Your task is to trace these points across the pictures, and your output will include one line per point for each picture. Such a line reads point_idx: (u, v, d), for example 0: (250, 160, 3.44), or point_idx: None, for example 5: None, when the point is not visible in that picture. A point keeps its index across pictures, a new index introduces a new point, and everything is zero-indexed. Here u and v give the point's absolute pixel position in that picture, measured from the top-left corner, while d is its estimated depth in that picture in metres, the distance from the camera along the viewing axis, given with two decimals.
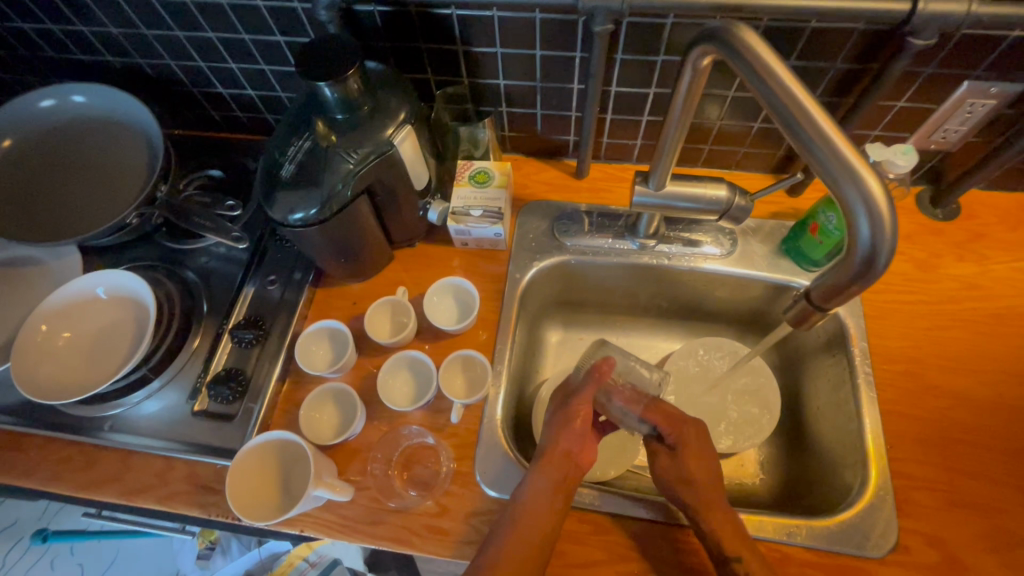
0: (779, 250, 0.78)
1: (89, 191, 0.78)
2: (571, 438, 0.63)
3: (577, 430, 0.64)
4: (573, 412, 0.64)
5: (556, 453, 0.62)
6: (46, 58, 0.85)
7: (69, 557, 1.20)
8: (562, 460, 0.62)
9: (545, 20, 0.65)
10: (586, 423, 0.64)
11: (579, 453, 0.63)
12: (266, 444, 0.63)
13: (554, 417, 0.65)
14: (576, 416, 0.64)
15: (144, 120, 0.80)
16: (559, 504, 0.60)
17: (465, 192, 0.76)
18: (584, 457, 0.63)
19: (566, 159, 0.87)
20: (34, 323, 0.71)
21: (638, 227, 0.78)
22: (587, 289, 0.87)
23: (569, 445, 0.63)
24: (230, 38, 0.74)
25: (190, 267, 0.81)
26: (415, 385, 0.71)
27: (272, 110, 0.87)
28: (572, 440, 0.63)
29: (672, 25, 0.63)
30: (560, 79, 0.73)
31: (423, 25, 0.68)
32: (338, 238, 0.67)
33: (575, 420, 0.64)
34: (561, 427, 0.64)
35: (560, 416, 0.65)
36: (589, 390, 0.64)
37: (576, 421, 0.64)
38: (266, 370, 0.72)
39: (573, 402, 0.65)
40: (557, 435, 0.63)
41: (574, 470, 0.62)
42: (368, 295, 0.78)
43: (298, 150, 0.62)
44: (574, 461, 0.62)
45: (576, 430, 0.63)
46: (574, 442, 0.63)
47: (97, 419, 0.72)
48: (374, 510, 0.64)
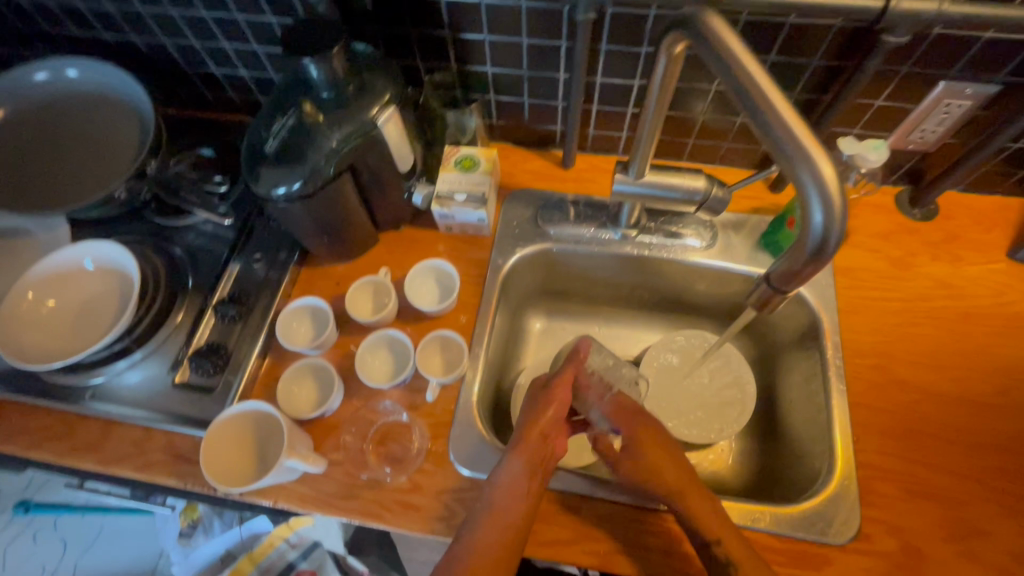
0: (759, 244, 0.80)
1: (80, 164, 0.80)
2: (547, 421, 0.65)
3: (553, 413, 0.65)
4: (551, 395, 0.67)
5: (534, 434, 0.63)
6: (42, 33, 0.86)
7: (53, 532, 1.22)
8: (538, 442, 0.62)
9: (531, 8, 0.66)
10: (562, 408, 0.66)
11: (554, 437, 0.64)
12: (243, 415, 0.64)
13: (532, 400, 0.67)
14: (553, 400, 0.66)
15: (136, 97, 0.81)
16: (535, 485, 0.60)
17: (451, 177, 0.77)
18: (558, 441, 0.64)
19: (554, 150, 0.88)
20: (20, 290, 0.72)
21: (620, 217, 0.80)
22: (571, 278, 0.88)
23: (544, 427, 0.64)
24: (223, 18, 0.75)
25: (177, 244, 0.82)
26: (393, 364, 0.72)
27: (264, 91, 0.88)
28: (548, 422, 0.64)
29: (655, 17, 0.64)
30: (547, 68, 0.74)
31: (412, 9, 0.69)
32: (322, 215, 0.68)
33: (551, 404, 0.66)
34: (537, 408, 0.66)
35: (538, 399, 0.67)
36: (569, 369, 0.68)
37: (551, 406, 0.66)
38: (248, 346, 0.73)
39: (551, 384, 0.68)
40: (533, 418, 0.65)
41: (549, 452, 0.63)
42: (352, 276, 0.80)
43: (283, 126, 0.63)
44: (549, 444, 0.63)
45: (553, 413, 0.65)
46: (549, 425, 0.64)
47: (79, 388, 0.73)
48: (348, 484, 0.65)
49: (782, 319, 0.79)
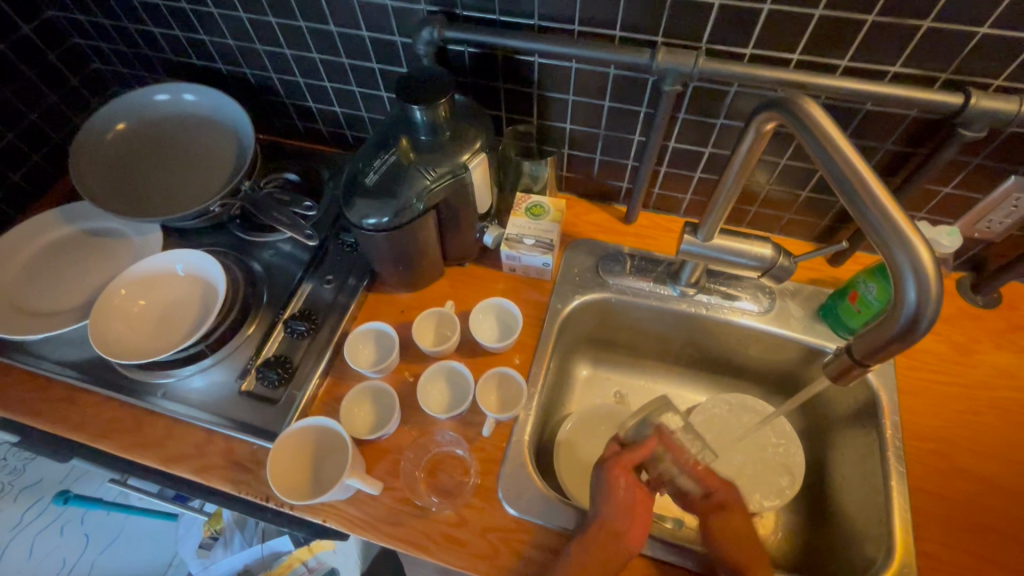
0: (817, 315, 0.80)
1: (182, 178, 0.87)
2: (617, 516, 0.61)
3: (620, 503, 0.61)
4: (614, 482, 0.62)
5: (601, 528, 0.60)
6: (165, 60, 0.96)
7: (78, 526, 1.21)
8: (604, 538, 0.59)
9: (618, 76, 0.71)
10: (629, 494, 0.62)
11: (626, 531, 0.60)
12: (307, 431, 0.67)
13: (598, 484, 0.64)
14: (617, 490, 0.62)
15: (239, 123, 0.88)
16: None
17: (521, 221, 0.81)
18: (632, 534, 0.60)
19: (616, 204, 0.92)
20: (116, 287, 0.77)
21: (681, 274, 0.81)
22: (623, 329, 0.89)
23: (614, 522, 0.60)
24: (331, 61, 0.83)
25: (257, 258, 0.87)
26: (450, 396, 0.74)
27: (352, 127, 0.95)
28: (615, 516, 0.60)
29: (735, 94, 0.69)
30: (623, 129, 0.78)
31: (505, 67, 0.75)
32: (401, 246, 0.72)
33: (617, 491, 0.62)
34: (603, 500, 0.62)
35: (602, 485, 0.63)
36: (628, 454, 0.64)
37: (616, 495, 0.61)
38: (313, 362, 0.76)
39: (610, 469, 0.63)
40: (602, 509, 0.61)
41: (619, 551, 0.59)
42: (415, 305, 0.83)
43: (383, 162, 0.67)
44: (617, 541, 0.59)
45: (618, 502, 0.61)
46: (621, 519, 0.60)
47: (151, 385, 0.77)
48: (397, 510, 0.66)
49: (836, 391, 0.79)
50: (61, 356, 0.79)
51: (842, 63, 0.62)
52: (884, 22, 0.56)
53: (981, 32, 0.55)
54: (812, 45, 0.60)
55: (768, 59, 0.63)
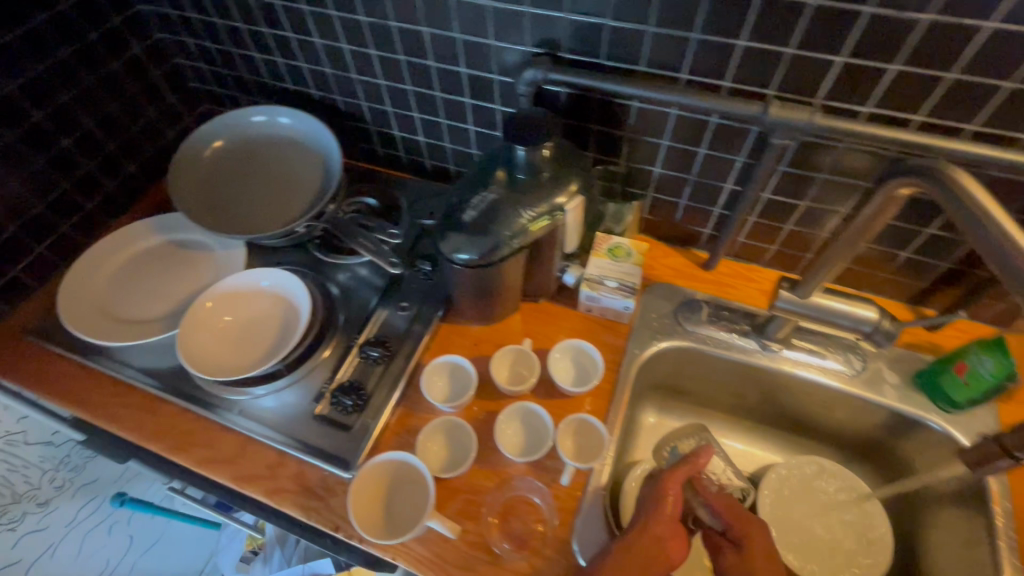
0: (912, 382, 0.75)
1: (272, 198, 0.89)
2: (663, 523, 0.61)
3: (668, 514, 0.62)
4: (663, 490, 0.63)
5: (647, 533, 0.60)
6: (260, 83, 0.99)
7: (125, 527, 1.22)
8: (650, 544, 0.60)
9: (718, 125, 0.70)
10: (675, 507, 0.62)
11: (670, 542, 0.60)
12: (387, 465, 0.67)
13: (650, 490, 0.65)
14: (666, 498, 0.63)
15: (329, 150, 0.91)
16: None
17: (602, 262, 0.80)
18: (674, 549, 0.60)
19: (695, 249, 0.90)
20: (203, 299, 0.79)
21: (767, 328, 0.78)
22: (697, 379, 0.86)
23: (660, 530, 0.61)
24: (424, 93, 0.85)
25: (334, 281, 0.88)
26: (526, 438, 0.72)
27: (433, 156, 0.97)
28: (658, 524, 0.61)
29: (843, 149, 0.67)
30: (715, 177, 0.77)
31: (600, 109, 0.75)
32: (486, 281, 0.72)
33: (665, 501, 0.63)
34: (653, 506, 0.63)
35: (653, 491, 0.64)
36: (682, 469, 0.64)
37: (665, 505, 0.62)
38: (387, 390, 0.76)
39: (662, 480, 0.64)
40: (649, 515, 0.62)
41: (664, 558, 0.59)
42: (488, 339, 0.82)
43: (482, 200, 0.67)
44: (664, 548, 0.60)
45: (668, 514, 0.62)
46: (665, 528, 0.61)
47: (228, 402, 0.77)
48: (468, 554, 0.64)
49: (921, 460, 0.76)
50: (143, 364, 0.81)
51: (968, 128, 0.59)
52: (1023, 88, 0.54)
53: None
54: (937, 108, 0.58)
55: (884, 118, 0.61)
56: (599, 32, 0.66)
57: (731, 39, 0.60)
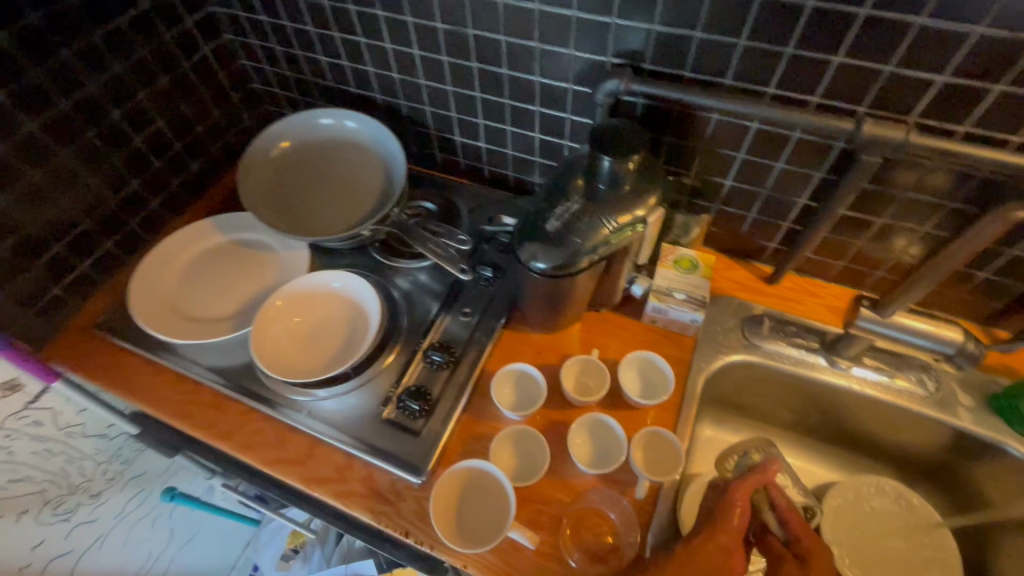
0: (987, 406, 0.74)
1: (338, 201, 0.90)
2: (729, 534, 0.62)
3: (736, 525, 0.62)
4: (731, 501, 0.64)
5: (715, 542, 0.61)
6: (323, 85, 1.00)
7: (167, 521, 1.24)
8: (719, 554, 0.60)
9: (800, 139, 0.69)
10: (743, 520, 0.63)
11: (734, 553, 0.60)
12: (466, 471, 0.68)
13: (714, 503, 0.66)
14: (736, 508, 0.64)
15: (393, 156, 0.91)
16: None
17: (670, 274, 0.80)
18: (737, 560, 0.60)
19: (758, 263, 0.90)
20: (275, 299, 0.79)
21: (838, 346, 0.78)
22: (760, 395, 0.85)
23: (727, 541, 0.61)
24: (492, 100, 0.85)
25: (396, 285, 0.88)
26: (595, 449, 0.72)
27: (493, 163, 0.97)
28: (725, 534, 0.61)
29: (930, 168, 0.66)
30: (788, 191, 0.76)
31: (677, 121, 0.75)
32: (560, 290, 0.72)
33: (735, 512, 0.63)
34: (723, 515, 0.63)
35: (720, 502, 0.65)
36: (751, 479, 0.66)
37: (732, 515, 0.63)
38: (454, 396, 0.76)
39: (732, 491, 0.65)
40: (716, 524, 0.62)
41: (727, 569, 0.59)
42: (553, 348, 0.82)
43: (566, 210, 0.67)
44: (728, 559, 0.60)
45: (735, 524, 0.62)
46: (731, 539, 0.61)
47: (297, 402, 0.78)
48: (540, 565, 0.64)
49: (995, 486, 0.75)
50: (211, 362, 0.82)
51: None
52: None
53: None
54: None
55: (980, 138, 0.60)
56: (686, 45, 0.66)
57: (826, 55, 0.60)
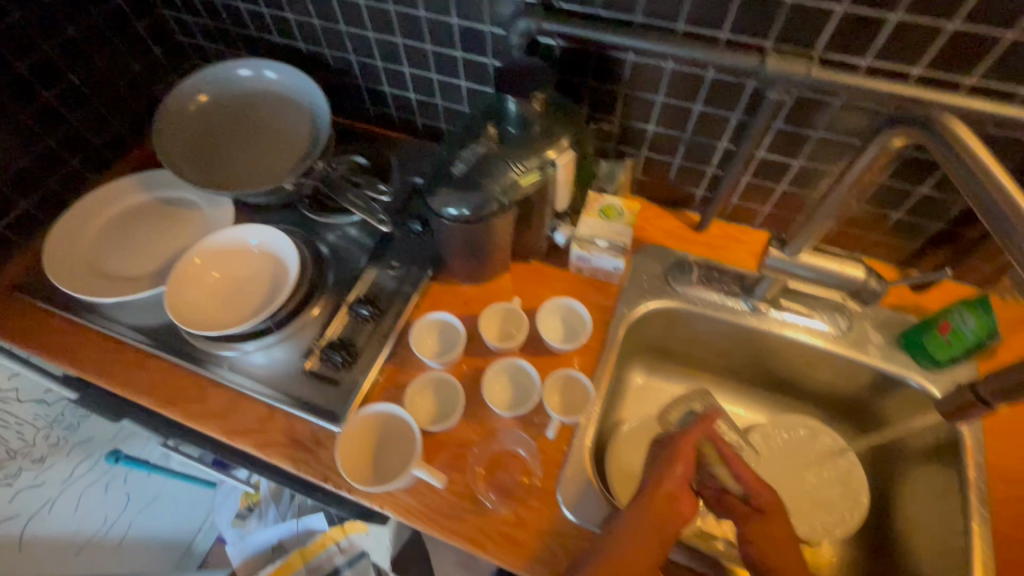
0: (896, 344, 0.76)
1: (258, 154, 0.87)
2: (673, 482, 0.61)
3: (679, 474, 0.61)
4: (676, 453, 0.62)
5: (658, 492, 0.60)
6: (246, 35, 0.96)
7: (122, 485, 1.25)
8: (663, 503, 0.59)
9: (714, 79, 0.69)
10: (688, 469, 0.61)
11: (680, 499, 0.60)
12: (378, 415, 0.68)
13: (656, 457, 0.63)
14: (677, 460, 0.62)
15: (317, 108, 0.89)
16: (654, 549, 0.57)
17: (594, 222, 0.79)
18: (685, 504, 0.60)
19: (688, 212, 0.90)
20: (191, 256, 0.78)
21: (755, 289, 0.79)
22: (686, 341, 0.87)
23: (670, 487, 0.60)
24: (414, 46, 0.83)
25: (323, 240, 0.87)
26: (513, 393, 0.73)
27: (424, 115, 0.95)
28: (672, 483, 0.60)
29: (839, 106, 0.66)
30: (708, 135, 0.76)
31: (595, 63, 0.73)
32: (476, 238, 0.71)
33: (677, 463, 0.61)
34: (662, 467, 0.62)
35: (664, 454, 0.63)
36: (696, 431, 0.63)
37: (674, 466, 0.61)
38: (377, 347, 0.76)
39: (676, 444, 0.63)
40: (658, 476, 0.61)
41: (675, 515, 0.59)
42: (480, 299, 0.82)
43: (472, 153, 0.66)
44: (676, 505, 0.59)
45: (678, 473, 0.61)
46: (677, 486, 0.60)
47: (218, 357, 0.78)
48: (453, 504, 0.66)
49: (902, 420, 0.78)
50: (134, 321, 0.81)
51: (966, 82, 0.58)
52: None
53: None
54: (935, 61, 0.57)
55: (883, 72, 0.60)
56: None
57: None
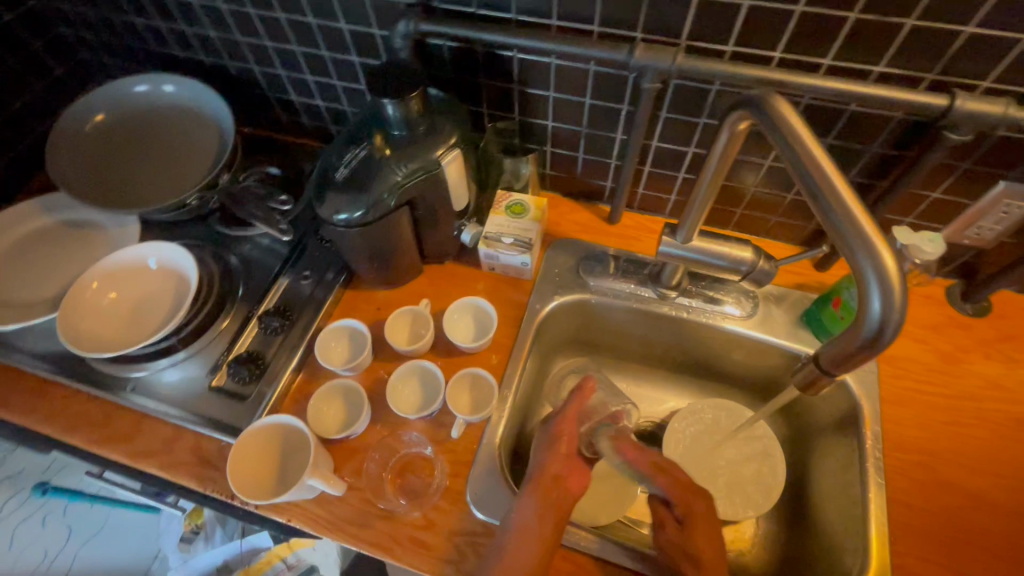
0: (800, 321, 0.78)
1: (160, 169, 0.86)
2: (557, 461, 0.62)
3: (562, 451, 0.63)
4: (556, 432, 0.65)
5: (545, 476, 0.61)
6: (148, 50, 0.95)
7: (60, 517, 1.21)
8: (551, 486, 0.60)
9: (598, 72, 0.70)
10: (571, 443, 0.64)
11: (568, 476, 0.62)
12: (276, 428, 0.67)
13: (540, 440, 0.66)
14: (560, 435, 0.64)
15: (219, 119, 0.87)
16: (548, 533, 0.57)
17: (501, 220, 0.80)
18: (574, 481, 0.62)
19: (601, 204, 0.91)
20: (87, 279, 0.77)
21: (662, 276, 0.80)
22: (606, 332, 0.88)
23: (556, 467, 0.62)
24: (311, 53, 0.82)
25: (234, 253, 0.86)
26: (423, 396, 0.73)
27: (335, 121, 0.94)
28: (555, 461, 0.62)
29: (717, 92, 0.67)
30: (604, 127, 0.77)
31: (485, 62, 0.74)
32: (374, 243, 0.71)
33: (559, 440, 0.64)
34: (548, 450, 0.64)
35: (545, 437, 0.65)
36: (572, 405, 0.66)
37: (560, 443, 0.64)
38: (285, 358, 0.75)
39: (556, 422, 0.66)
40: (543, 458, 0.63)
41: (566, 495, 0.60)
42: (393, 303, 0.82)
43: (355, 157, 0.66)
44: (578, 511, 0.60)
45: (560, 451, 0.63)
46: (560, 463, 0.62)
47: (121, 379, 0.76)
48: (363, 511, 0.65)
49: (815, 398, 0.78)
50: (35, 349, 0.79)
51: (825, 62, 0.60)
52: (868, 18, 0.55)
53: (968, 30, 0.53)
54: (794, 43, 0.59)
55: (748, 56, 0.62)
56: None
57: None
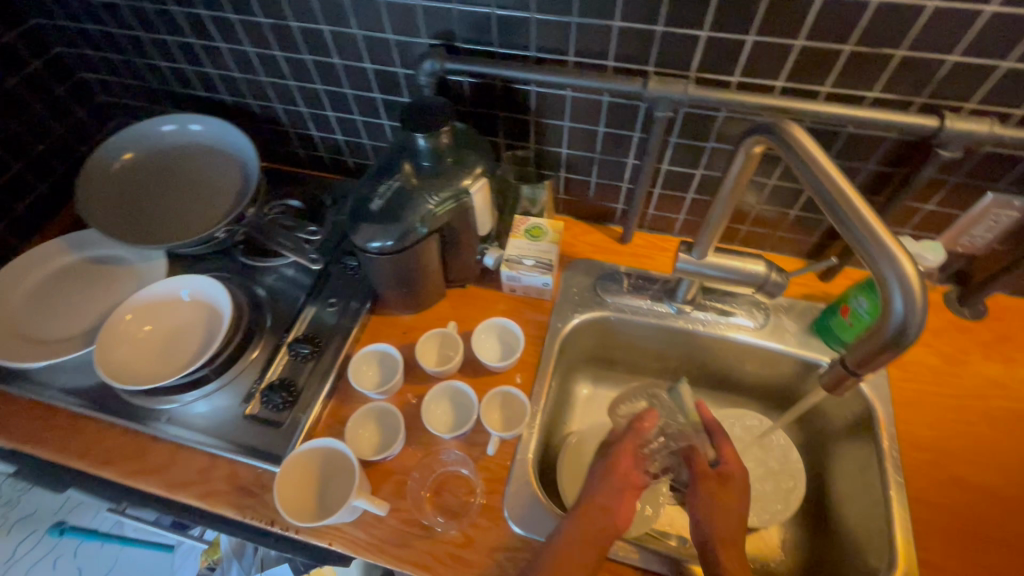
0: (811, 331, 0.82)
1: (188, 204, 0.88)
2: (607, 492, 0.65)
3: (614, 481, 0.66)
4: (612, 464, 0.68)
5: (592, 504, 0.63)
6: (170, 91, 0.98)
7: (70, 560, 1.17)
8: (596, 513, 0.62)
9: (611, 103, 0.74)
10: (625, 474, 0.67)
11: (616, 507, 0.63)
12: (319, 451, 0.68)
13: (596, 471, 0.68)
14: (616, 465, 0.68)
15: (243, 155, 0.91)
16: (589, 558, 0.59)
17: (521, 243, 0.84)
18: (620, 513, 0.63)
19: (612, 226, 0.95)
20: (120, 312, 0.78)
21: (677, 291, 0.83)
22: (624, 348, 0.91)
23: (604, 497, 0.64)
24: (334, 91, 0.86)
25: (260, 284, 0.88)
26: (454, 416, 0.75)
27: (353, 154, 0.98)
28: (604, 494, 0.64)
29: (724, 118, 0.72)
30: (616, 153, 0.82)
31: (503, 96, 0.78)
32: (403, 268, 0.74)
33: (612, 470, 0.67)
34: (600, 478, 0.67)
35: (601, 467, 0.68)
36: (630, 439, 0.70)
37: (614, 472, 0.67)
38: (316, 385, 0.77)
39: (614, 455, 0.69)
40: (595, 488, 0.65)
41: (609, 524, 0.62)
42: (418, 326, 0.84)
43: (388, 188, 0.70)
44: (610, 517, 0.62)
45: (613, 482, 0.66)
46: (610, 495, 0.64)
47: (154, 411, 0.77)
48: (402, 531, 0.66)
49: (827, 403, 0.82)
50: (66, 384, 0.79)
51: (823, 90, 0.65)
52: (860, 51, 0.60)
53: (950, 59, 0.59)
54: (794, 73, 0.64)
55: (752, 86, 0.67)
56: (488, 22, 0.69)
57: (606, 21, 0.65)
